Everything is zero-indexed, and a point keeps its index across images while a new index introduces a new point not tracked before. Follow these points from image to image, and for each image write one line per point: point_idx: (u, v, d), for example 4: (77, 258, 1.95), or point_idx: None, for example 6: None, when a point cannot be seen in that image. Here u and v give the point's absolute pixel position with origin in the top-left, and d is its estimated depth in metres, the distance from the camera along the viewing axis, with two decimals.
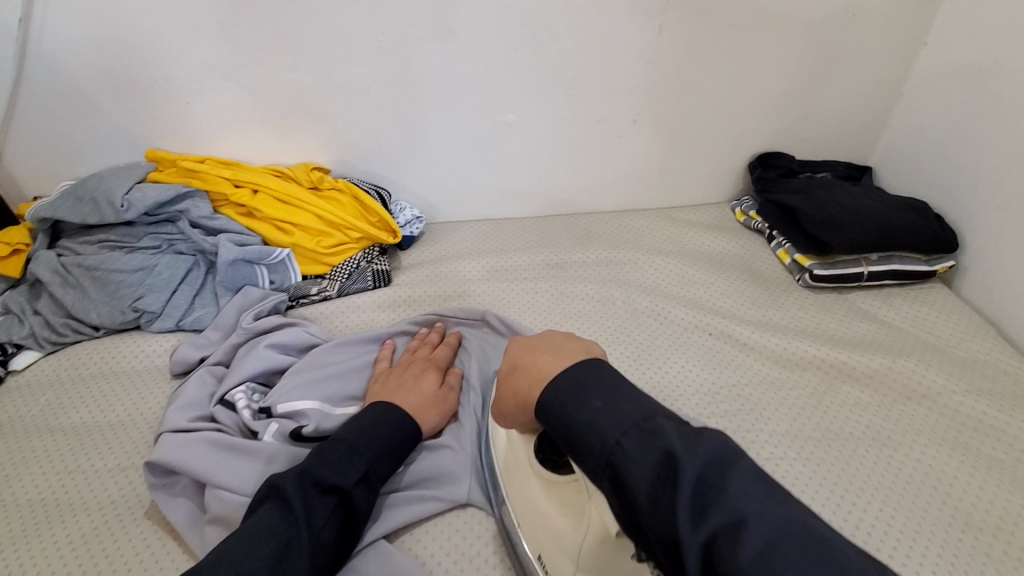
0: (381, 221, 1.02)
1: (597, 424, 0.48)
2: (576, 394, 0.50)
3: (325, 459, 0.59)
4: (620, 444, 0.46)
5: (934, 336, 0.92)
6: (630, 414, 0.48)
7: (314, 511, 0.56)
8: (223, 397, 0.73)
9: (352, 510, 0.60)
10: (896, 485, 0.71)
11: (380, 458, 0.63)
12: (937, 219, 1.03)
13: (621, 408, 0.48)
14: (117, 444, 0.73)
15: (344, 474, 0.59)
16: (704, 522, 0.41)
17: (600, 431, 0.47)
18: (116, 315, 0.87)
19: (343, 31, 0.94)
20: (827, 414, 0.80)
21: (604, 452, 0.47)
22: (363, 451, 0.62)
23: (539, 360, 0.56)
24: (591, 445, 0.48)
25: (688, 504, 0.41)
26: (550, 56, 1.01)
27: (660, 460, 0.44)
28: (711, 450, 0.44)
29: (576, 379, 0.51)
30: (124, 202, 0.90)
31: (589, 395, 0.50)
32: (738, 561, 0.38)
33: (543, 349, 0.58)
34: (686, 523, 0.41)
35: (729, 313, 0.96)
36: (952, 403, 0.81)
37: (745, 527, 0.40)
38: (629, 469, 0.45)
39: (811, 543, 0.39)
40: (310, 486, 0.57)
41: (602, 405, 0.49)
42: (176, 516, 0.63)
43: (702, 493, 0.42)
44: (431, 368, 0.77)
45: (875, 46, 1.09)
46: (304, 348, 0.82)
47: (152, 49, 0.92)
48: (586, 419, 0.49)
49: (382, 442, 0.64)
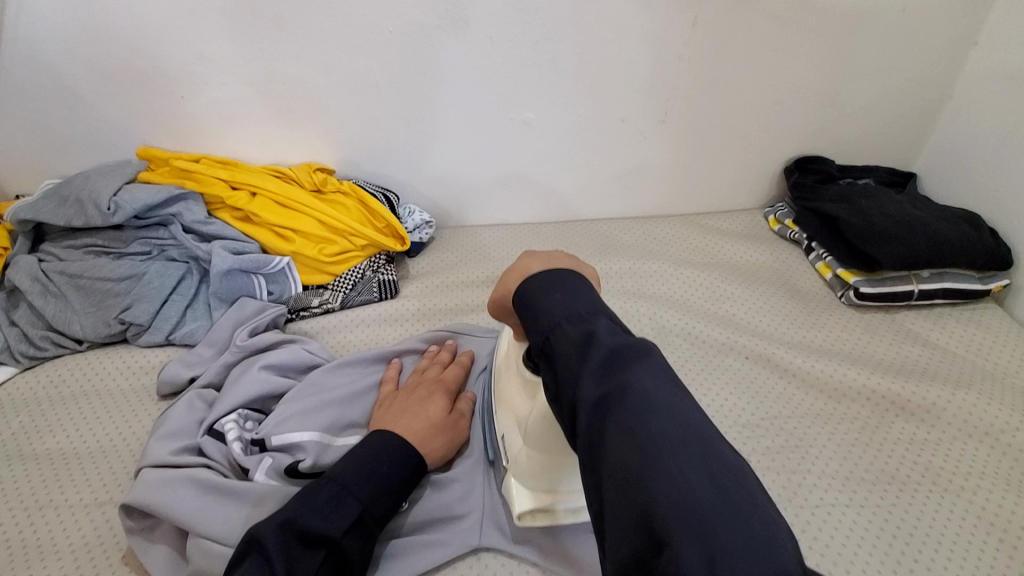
0: (388, 227, 0.95)
1: (551, 311, 0.44)
2: (542, 283, 0.46)
3: (312, 505, 0.52)
4: (562, 325, 0.43)
5: (993, 363, 0.83)
6: (580, 303, 0.44)
7: (299, 566, 0.49)
8: (212, 426, 0.65)
9: (346, 562, 0.52)
10: (961, 536, 0.64)
11: (377, 497, 0.56)
12: (992, 233, 0.94)
13: (582, 301, 0.44)
14: (96, 475, 0.66)
15: (334, 523, 0.52)
16: (602, 386, 0.38)
17: (551, 313, 0.44)
18: (101, 327, 0.80)
19: (349, 21, 0.86)
20: (879, 452, 0.72)
21: (547, 331, 0.44)
22: (357, 492, 0.55)
23: (525, 265, 0.51)
24: (539, 326, 0.45)
25: (595, 371, 0.39)
26: (573, 51, 0.92)
27: (584, 337, 0.41)
28: (627, 337, 0.41)
29: (550, 276, 0.47)
30: (110, 205, 0.84)
31: (550, 286, 0.46)
32: (625, 424, 0.35)
33: (530, 257, 0.52)
34: (588, 383, 0.38)
35: (764, 333, 0.88)
36: (1018, 441, 0.73)
37: (643, 401, 0.36)
38: (560, 341, 0.42)
39: (707, 435, 0.35)
40: (294, 538, 0.50)
41: (564, 297, 0.45)
42: (155, 566, 0.56)
43: (610, 367, 0.39)
44: (441, 392, 0.69)
45: (926, 43, 1.00)
46: (303, 369, 0.75)
47: (142, 38, 0.85)
48: (547, 303, 0.45)
49: (381, 480, 0.57)
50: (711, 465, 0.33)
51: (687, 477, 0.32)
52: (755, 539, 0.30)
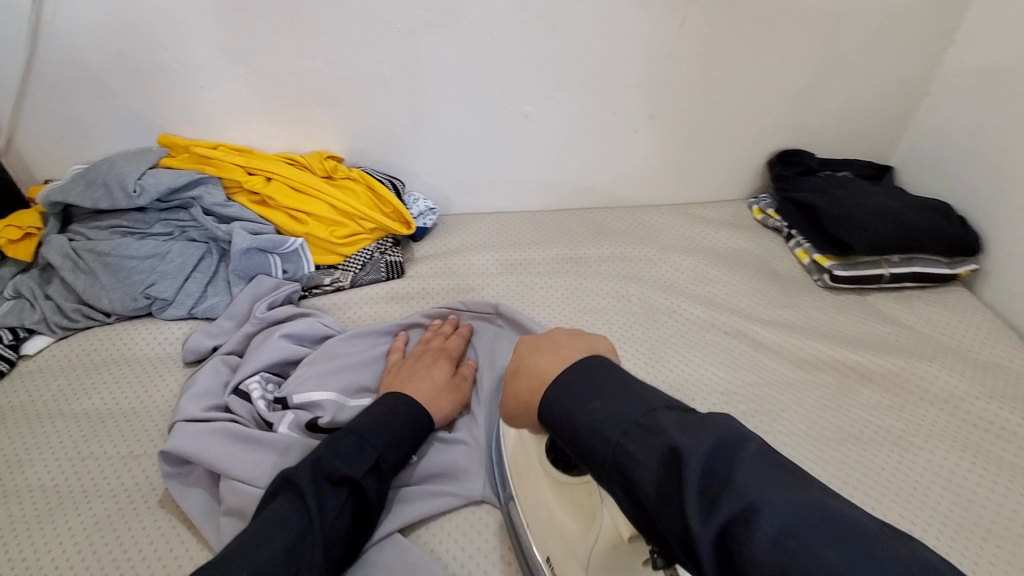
0: (395, 212, 1.01)
1: (602, 431, 0.44)
2: (575, 394, 0.47)
3: (335, 450, 0.59)
4: (623, 445, 0.42)
5: (955, 340, 0.90)
6: (628, 408, 0.44)
7: (325, 500, 0.56)
8: (237, 387, 0.72)
9: (365, 501, 0.59)
10: (915, 489, 0.70)
11: (391, 446, 0.63)
12: (959, 221, 1.01)
13: (623, 405, 0.45)
14: (129, 432, 0.72)
15: (354, 465, 0.59)
16: (716, 516, 0.36)
17: (604, 434, 0.44)
18: (128, 301, 0.86)
19: (360, 17, 0.92)
20: (845, 416, 0.79)
21: (613, 459, 0.43)
22: (373, 441, 0.62)
23: (543, 362, 0.51)
24: (600, 451, 0.44)
25: (697, 496, 0.37)
26: (569, 47, 0.99)
27: (664, 455, 0.40)
28: (711, 433, 0.40)
29: (579, 380, 0.48)
30: (136, 187, 0.90)
31: (585, 396, 0.46)
32: (772, 557, 0.33)
33: (544, 348, 0.53)
34: (697, 515, 0.36)
35: (745, 312, 0.95)
36: (973, 408, 0.80)
37: (765, 509, 0.35)
38: (640, 471, 0.41)
39: (853, 529, 0.35)
40: (321, 477, 0.57)
41: (602, 405, 0.45)
42: (191, 506, 0.62)
43: (714, 480, 0.38)
44: (444, 358, 0.77)
45: (900, 43, 1.07)
46: (318, 339, 0.81)
47: (166, 32, 0.91)
48: (589, 420, 0.45)
49: (392, 431, 0.64)
50: (875, 564, 0.33)
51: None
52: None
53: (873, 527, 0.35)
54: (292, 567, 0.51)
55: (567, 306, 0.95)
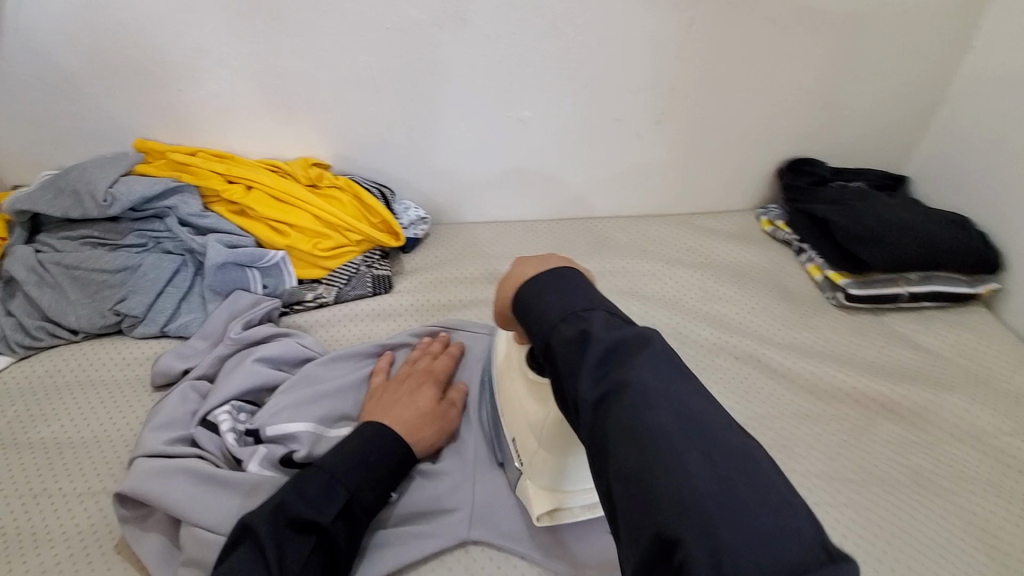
0: (383, 223, 0.96)
1: (550, 313, 0.46)
2: (543, 286, 0.47)
3: (301, 493, 0.54)
4: (558, 327, 0.44)
5: (979, 366, 0.85)
6: (574, 302, 0.45)
7: (288, 553, 0.51)
8: (206, 418, 0.66)
9: (334, 549, 0.54)
10: (941, 537, 0.65)
11: (365, 485, 0.57)
12: (981, 237, 0.95)
13: (578, 302, 0.46)
14: (89, 465, 0.67)
15: (322, 509, 0.53)
16: (603, 385, 0.41)
17: (546, 315, 0.46)
18: (96, 318, 0.81)
19: (346, 17, 0.87)
20: (863, 451, 0.73)
21: (545, 334, 0.45)
22: (345, 480, 0.56)
23: (519, 266, 0.52)
24: (538, 321, 0.46)
25: (593, 366, 0.41)
26: (570, 50, 0.93)
27: (581, 334, 0.43)
28: (628, 330, 0.43)
29: (548, 278, 0.48)
30: (108, 196, 0.84)
31: (548, 290, 0.47)
32: (627, 426, 0.38)
33: (524, 259, 0.53)
34: (588, 382, 0.41)
35: (754, 333, 0.89)
36: (1000, 443, 0.74)
37: (642, 396, 0.39)
38: (560, 338, 0.44)
39: (719, 438, 0.37)
40: (284, 524, 0.52)
41: (559, 299, 0.46)
42: (148, 553, 0.56)
43: (610, 360, 0.41)
44: (431, 382, 0.71)
45: (919, 47, 1.01)
46: (297, 362, 0.76)
47: (140, 31, 0.86)
48: (546, 306, 0.46)
49: (368, 470, 0.58)
50: (721, 467, 0.35)
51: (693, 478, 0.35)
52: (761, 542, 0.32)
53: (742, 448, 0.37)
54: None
55: None
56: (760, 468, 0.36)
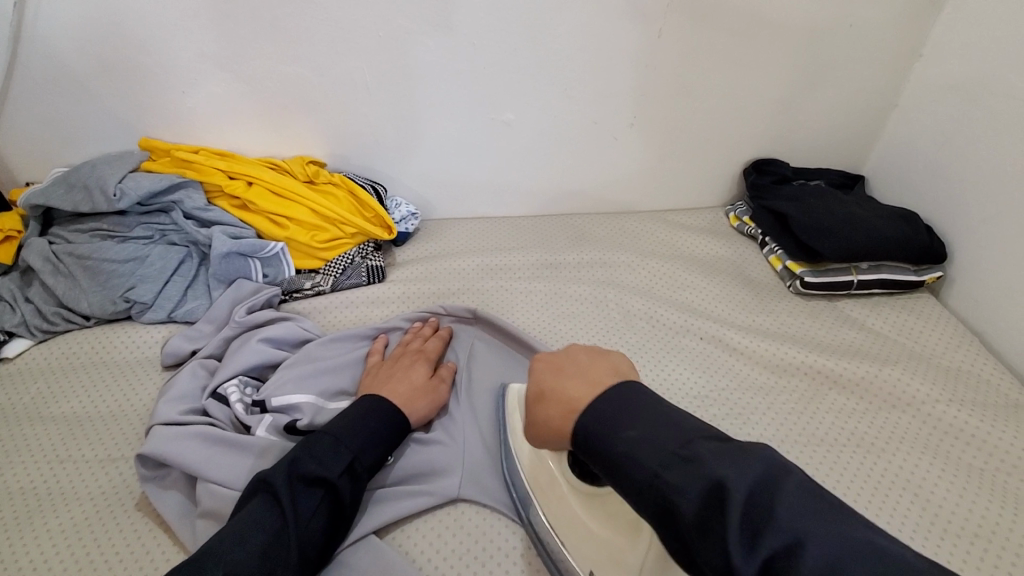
0: (376, 217, 1.02)
1: (637, 457, 0.42)
2: (610, 423, 0.46)
3: (311, 452, 0.61)
4: (666, 484, 0.40)
5: (920, 345, 0.93)
6: (666, 441, 0.42)
7: (301, 502, 0.57)
8: (215, 391, 0.72)
9: (340, 502, 0.60)
10: (879, 492, 0.73)
11: (367, 447, 0.64)
12: (926, 230, 1.04)
13: (665, 434, 0.43)
14: (107, 436, 0.72)
15: (329, 466, 0.60)
16: (761, 545, 0.34)
17: (641, 465, 0.42)
18: (107, 304, 0.86)
19: (343, 25, 0.93)
20: (813, 419, 0.81)
21: (646, 487, 0.41)
22: (348, 442, 0.63)
23: (570, 389, 0.50)
24: (632, 474, 0.42)
25: (740, 526, 0.35)
26: (551, 57, 1.01)
27: (691, 480, 0.39)
28: (752, 464, 0.38)
29: (613, 408, 0.46)
30: (117, 191, 0.90)
31: (621, 423, 0.45)
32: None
33: (570, 374, 0.52)
34: (744, 550, 0.34)
35: (719, 317, 0.97)
36: (936, 411, 0.83)
37: (810, 546, 0.33)
38: (682, 500, 0.38)
39: (912, 572, 0.33)
40: (296, 477, 0.58)
41: (639, 433, 0.44)
42: (167, 508, 0.63)
43: (752, 507, 0.36)
44: (422, 360, 0.78)
45: (871, 56, 1.10)
46: (298, 343, 0.82)
47: (149, 37, 0.92)
48: (633, 455, 0.43)
49: (369, 433, 0.65)
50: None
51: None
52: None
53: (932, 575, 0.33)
54: (267, 568, 0.52)
55: (546, 311, 0.96)
56: None
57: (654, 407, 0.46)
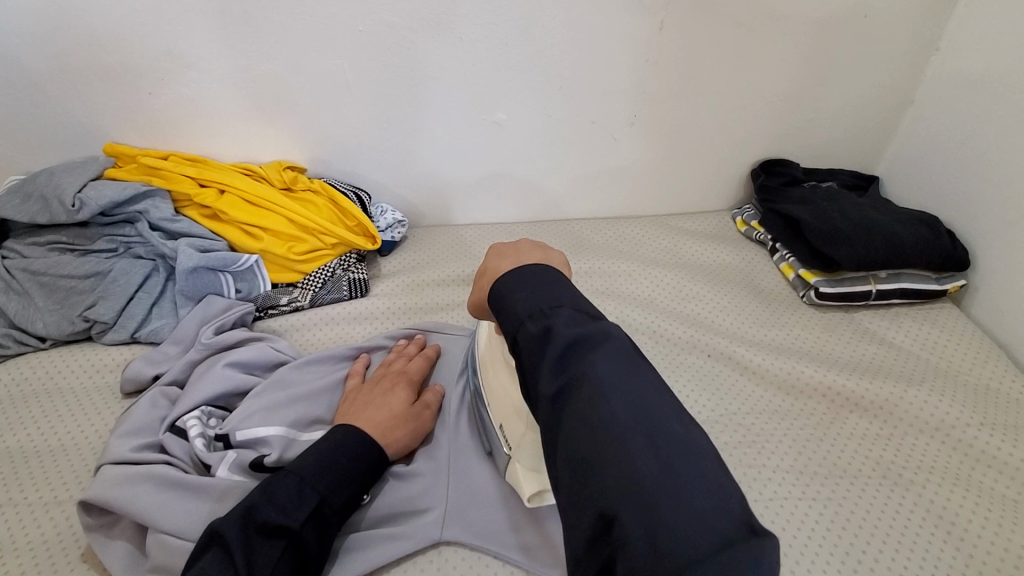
0: (359, 226, 0.95)
1: (518, 306, 0.48)
2: (513, 284, 0.50)
3: (270, 497, 0.53)
4: (525, 325, 0.46)
5: (944, 361, 0.87)
6: (543, 300, 0.47)
7: (257, 557, 0.50)
8: (174, 423, 0.65)
9: (304, 553, 0.53)
10: (907, 528, 0.66)
11: (336, 488, 0.57)
12: (947, 235, 0.97)
13: (554, 298, 0.47)
14: (56, 474, 0.66)
15: (292, 513, 0.53)
16: (566, 377, 0.43)
17: (516, 305, 0.48)
18: (65, 324, 0.80)
19: (319, 19, 0.87)
20: (832, 446, 0.74)
21: (513, 328, 0.47)
22: (315, 483, 0.56)
23: (500, 263, 0.55)
24: (507, 311, 0.48)
25: (552, 361, 0.43)
26: (544, 52, 0.94)
27: (541, 323, 0.45)
28: (593, 326, 0.45)
29: (523, 277, 0.50)
30: (76, 202, 0.83)
31: (520, 287, 0.49)
32: (589, 421, 0.40)
33: (507, 255, 0.57)
34: (550, 378, 0.43)
35: (727, 331, 0.90)
36: (964, 435, 0.76)
37: (601, 390, 0.41)
38: (527, 343, 0.45)
39: (673, 434, 0.39)
40: (253, 529, 0.51)
41: (529, 296, 0.48)
42: (114, 561, 0.56)
43: (571, 348, 0.43)
44: (405, 385, 0.71)
45: (886, 50, 1.03)
46: (269, 367, 0.75)
47: (109, 34, 0.85)
48: (516, 299, 0.48)
49: (340, 472, 0.58)
50: (673, 453, 0.38)
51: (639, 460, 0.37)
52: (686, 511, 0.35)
53: (692, 438, 0.39)
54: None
55: None
56: (704, 453, 0.39)
57: (558, 282, 0.50)
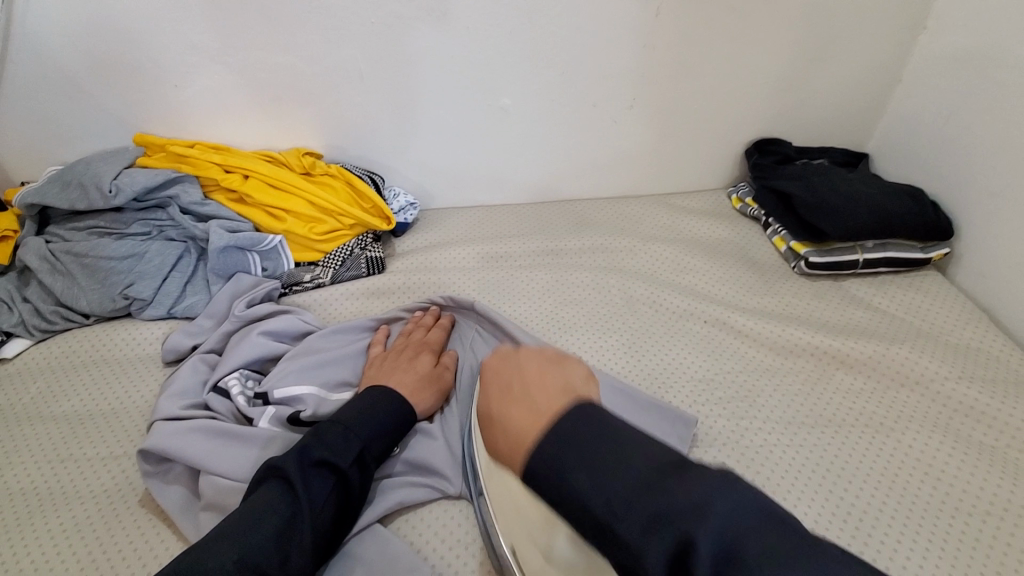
0: (374, 208, 1.01)
1: (571, 475, 0.37)
2: (551, 457, 0.37)
3: (322, 439, 0.60)
4: (603, 512, 0.35)
5: (927, 323, 0.92)
6: (593, 459, 0.37)
7: (313, 488, 0.56)
8: (217, 384, 0.72)
9: (351, 488, 0.59)
10: (887, 471, 0.72)
11: (376, 436, 0.63)
12: (932, 206, 1.02)
13: (611, 452, 0.37)
14: (110, 433, 0.72)
15: (342, 454, 0.59)
16: (673, 529, 0.33)
17: (567, 477, 0.37)
18: (107, 302, 0.86)
19: (334, 12, 0.92)
20: (820, 400, 0.80)
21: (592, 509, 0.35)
22: (359, 432, 0.62)
23: (527, 399, 0.42)
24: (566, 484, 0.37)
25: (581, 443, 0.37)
26: (546, 39, 0.99)
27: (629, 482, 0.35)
28: (651, 456, 0.37)
29: (560, 442, 0.38)
30: (113, 187, 0.89)
31: (563, 453, 0.37)
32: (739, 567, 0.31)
33: (519, 394, 0.43)
34: (655, 544, 0.33)
35: (722, 300, 0.96)
36: (944, 389, 0.82)
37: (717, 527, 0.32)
38: (611, 518, 0.34)
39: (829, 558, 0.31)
40: (309, 465, 0.57)
41: (579, 466, 0.36)
42: (169, 502, 0.63)
43: (650, 482, 0.35)
44: (426, 351, 0.77)
45: (874, 30, 1.08)
46: (298, 335, 0.81)
47: (139, 30, 0.90)
48: (567, 472, 0.37)
49: (378, 422, 0.64)
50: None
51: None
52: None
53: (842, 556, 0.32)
54: (280, 554, 0.52)
55: (548, 298, 0.96)
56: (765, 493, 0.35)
57: (601, 430, 0.38)
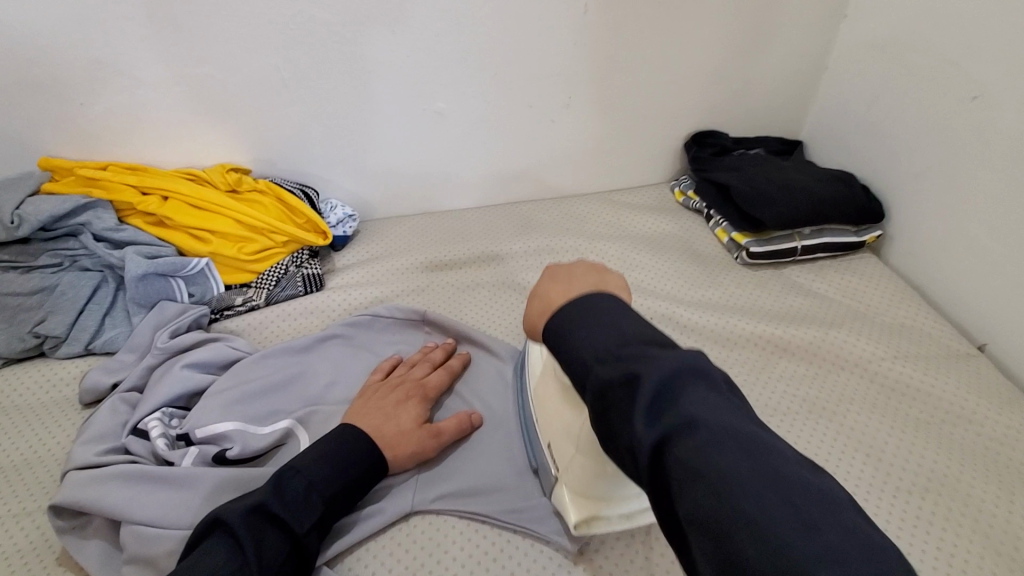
0: (308, 222, 0.96)
1: (581, 353, 0.43)
2: (566, 323, 0.46)
3: (282, 495, 0.56)
4: (593, 363, 0.42)
5: (864, 305, 0.95)
6: (607, 339, 0.43)
7: (267, 552, 0.53)
8: (136, 426, 0.67)
9: (304, 551, 0.56)
10: (832, 453, 0.73)
11: (337, 490, 0.59)
12: (863, 190, 1.05)
13: (609, 331, 0.43)
14: (23, 486, 0.67)
15: (301, 517, 0.56)
16: (693, 471, 0.35)
17: (576, 344, 0.44)
18: (15, 342, 0.80)
19: (249, 20, 0.87)
20: (765, 388, 0.81)
21: (580, 374, 0.43)
22: (321, 487, 0.58)
23: (549, 291, 0.51)
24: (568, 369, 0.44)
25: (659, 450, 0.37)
26: (476, 41, 0.97)
27: (603, 352, 0.42)
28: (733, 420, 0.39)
29: (574, 313, 0.46)
30: (14, 218, 0.83)
31: (577, 324, 0.45)
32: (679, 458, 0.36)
33: (560, 280, 0.52)
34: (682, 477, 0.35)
35: (668, 294, 0.96)
36: (881, 368, 0.84)
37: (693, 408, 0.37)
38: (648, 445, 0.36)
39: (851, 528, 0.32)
40: (264, 522, 0.54)
41: (588, 332, 0.44)
42: (88, 559, 0.58)
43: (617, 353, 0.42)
44: (417, 397, 0.71)
45: (798, 22, 1.10)
46: (226, 365, 0.77)
47: (33, 45, 0.84)
48: (574, 342, 0.44)
49: (334, 474, 0.60)
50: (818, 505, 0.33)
51: (727, 470, 0.34)
52: (842, 561, 0.30)
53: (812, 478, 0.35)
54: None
55: (497, 305, 0.94)
56: None
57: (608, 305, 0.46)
